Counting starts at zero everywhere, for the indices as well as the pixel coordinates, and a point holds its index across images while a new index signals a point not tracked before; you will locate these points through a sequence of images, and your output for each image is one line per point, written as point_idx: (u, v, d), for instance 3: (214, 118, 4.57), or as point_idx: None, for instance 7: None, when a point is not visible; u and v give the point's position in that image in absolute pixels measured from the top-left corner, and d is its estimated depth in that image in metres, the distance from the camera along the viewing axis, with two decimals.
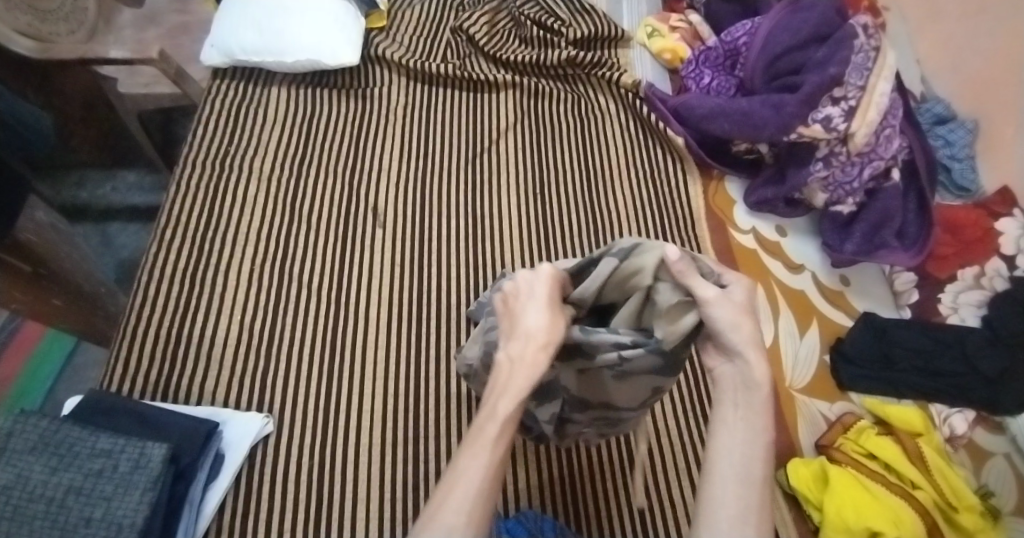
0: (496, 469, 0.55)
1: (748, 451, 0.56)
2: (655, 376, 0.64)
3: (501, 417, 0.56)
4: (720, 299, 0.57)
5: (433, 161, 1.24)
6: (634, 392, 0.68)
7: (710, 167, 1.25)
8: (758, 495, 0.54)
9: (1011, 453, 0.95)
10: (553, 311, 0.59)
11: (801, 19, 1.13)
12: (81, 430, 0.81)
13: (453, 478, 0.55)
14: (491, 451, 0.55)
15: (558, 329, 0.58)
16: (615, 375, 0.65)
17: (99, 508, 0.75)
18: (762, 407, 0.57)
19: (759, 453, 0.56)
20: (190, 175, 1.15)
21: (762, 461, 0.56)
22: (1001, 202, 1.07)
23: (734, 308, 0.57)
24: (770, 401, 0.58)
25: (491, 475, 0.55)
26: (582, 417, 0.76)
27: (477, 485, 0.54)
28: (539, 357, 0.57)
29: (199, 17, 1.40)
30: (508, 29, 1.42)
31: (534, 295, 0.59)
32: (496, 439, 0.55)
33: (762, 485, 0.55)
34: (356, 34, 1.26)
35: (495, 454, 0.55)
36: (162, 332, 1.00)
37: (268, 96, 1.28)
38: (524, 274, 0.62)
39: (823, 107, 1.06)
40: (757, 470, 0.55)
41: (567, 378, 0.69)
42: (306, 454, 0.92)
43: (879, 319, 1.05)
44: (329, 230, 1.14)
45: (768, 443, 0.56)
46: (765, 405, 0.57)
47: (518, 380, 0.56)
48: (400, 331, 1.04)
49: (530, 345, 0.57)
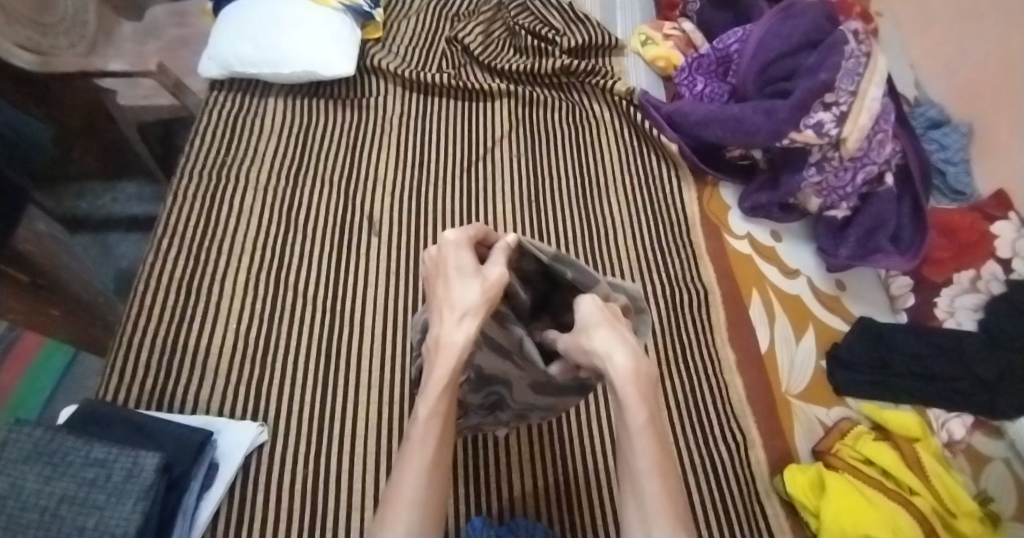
0: (434, 461, 0.61)
1: (636, 447, 0.57)
2: (562, 390, 0.72)
3: (423, 418, 0.61)
4: (570, 340, 0.62)
5: (427, 170, 1.25)
6: (534, 396, 0.75)
7: (704, 173, 1.26)
8: (654, 488, 0.56)
9: (1011, 458, 0.95)
10: (464, 278, 0.61)
11: (791, 25, 1.13)
12: (75, 439, 0.81)
13: (392, 488, 0.60)
14: (427, 453, 0.60)
15: (474, 295, 0.60)
16: (535, 386, 0.71)
17: (93, 517, 0.76)
18: (628, 399, 0.56)
19: (641, 445, 0.56)
20: (186, 185, 1.16)
21: (648, 452, 0.56)
22: (997, 205, 1.06)
23: (580, 337, 0.60)
24: (634, 386, 0.56)
25: (428, 477, 0.60)
26: (475, 399, 0.77)
27: (417, 482, 0.59)
28: (455, 340, 0.60)
29: (197, 30, 1.41)
30: (503, 38, 1.43)
31: (455, 271, 0.62)
32: (424, 440, 0.61)
33: (656, 474, 0.56)
34: (352, 45, 1.28)
35: (428, 448, 0.61)
36: (158, 341, 1.00)
37: (265, 107, 1.29)
38: (446, 251, 0.64)
39: (815, 112, 1.07)
40: (646, 464, 0.56)
41: (488, 358, 0.69)
42: (301, 462, 0.93)
43: (876, 324, 1.05)
44: (325, 238, 1.15)
45: (645, 427, 0.56)
46: (629, 395, 0.56)
47: (437, 372, 0.60)
48: (395, 340, 1.04)
49: (446, 326, 0.60)
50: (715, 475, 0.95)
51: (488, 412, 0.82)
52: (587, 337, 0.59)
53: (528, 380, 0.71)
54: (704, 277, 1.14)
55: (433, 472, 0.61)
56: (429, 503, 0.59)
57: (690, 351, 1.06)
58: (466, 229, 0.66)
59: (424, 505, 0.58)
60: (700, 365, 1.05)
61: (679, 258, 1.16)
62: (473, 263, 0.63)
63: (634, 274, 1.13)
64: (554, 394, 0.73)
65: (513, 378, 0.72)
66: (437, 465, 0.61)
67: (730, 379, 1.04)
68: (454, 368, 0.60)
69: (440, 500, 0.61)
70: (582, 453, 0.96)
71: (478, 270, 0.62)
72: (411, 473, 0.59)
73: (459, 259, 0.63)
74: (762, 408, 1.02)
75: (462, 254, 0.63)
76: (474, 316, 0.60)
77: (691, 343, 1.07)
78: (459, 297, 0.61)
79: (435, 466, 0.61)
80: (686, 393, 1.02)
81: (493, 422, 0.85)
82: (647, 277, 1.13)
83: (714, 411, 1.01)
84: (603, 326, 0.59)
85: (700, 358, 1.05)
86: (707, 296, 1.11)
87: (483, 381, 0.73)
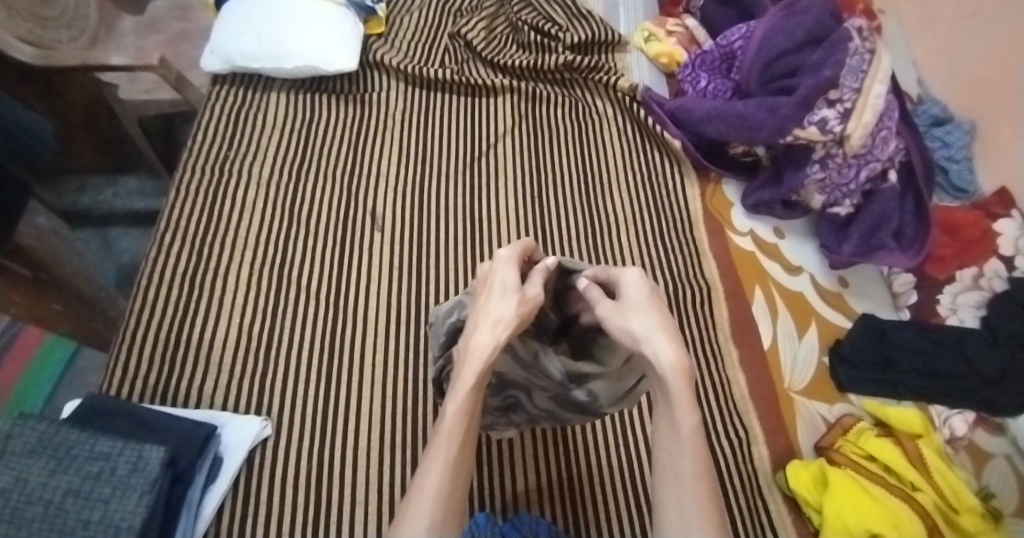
0: (458, 461, 0.62)
1: (680, 448, 0.57)
2: (580, 413, 0.78)
3: (451, 414, 0.63)
4: (612, 309, 0.64)
5: (432, 165, 1.25)
6: (554, 411, 0.80)
7: (707, 169, 1.25)
8: (695, 491, 0.56)
9: (1012, 455, 0.95)
10: (506, 292, 0.66)
11: (795, 22, 1.13)
12: (80, 434, 0.80)
13: (417, 480, 0.61)
14: (452, 448, 0.62)
15: (511, 308, 0.65)
16: (556, 403, 0.77)
17: (97, 511, 0.75)
18: (679, 398, 0.57)
19: (687, 446, 0.57)
20: (189, 180, 1.16)
21: (693, 456, 0.57)
22: (999, 203, 1.06)
23: (622, 309, 0.63)
24: (685, 386, 0.58)
25: (452, 472, 0.61)
26: (492, 402, 0.81)
27: (442, 479, 0.60)
28: (484, 344, 0.63)
29: (198, 24, 1.41)
30: (506, 34, 1.43)
31: (500, 283, 0.67)
32: (450, 436, 0.62)
33: (699, 477, 0.56)
34: (355, 40, 1.27)
35: (454, 447, 0.62)
36: (161, 335, 1.00)
37: (267, 102, 1.28)
38: (496, 263, 0.69)
39: (819, 109, 1.07)
40: (690, 466, 0.57)
41: (508, 366, 0.74)
42: (306, 454, 0.93)
43: (878, 320, 1.05)
44: (328, 232, 1.14)
45: (693, 430, 0.57)
46: (680, 393, 0.57)
47: (466, 372, 0.63)
48: (399, 335, 1.04)
49: (480, 331, 0.64)
50: (718, 471, 0.95)
51: (501, 414, 0.83)
52: (631, 317, 0.62)
53: (548, 394, 0.76)
54: (707, 273, 1.14)
55: (457, 467, 0.62)
56: (452, 498, 0.60)
57: (694, 348, 1.06)
58: (516, 246, 0.71)
59: (447, 499, 0.59)
60: (703, 361, 1.05)
61: (682, 255, 1.15)
62: (516, 278, 0.67)
63: (637, 271, 1.13)
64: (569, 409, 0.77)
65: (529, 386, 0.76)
66: (460, 460, 0.62)
67: (733, 375, 1.04)
68: (482, 369, 0.63)
69: (462, 495, 0.62)
70: (586, 450, 0.95)
71: (519, 286, 0.66)
72: (437, 467, 0.61)
73: (505, 273, 0.67)
74: (765, 404, 1.02)
75: (508, 267, 0.68)
76: (506, 326, 0.64)
77: (694, 339, 1.07)
78: (497, 308, 0.65)
79: (458, 461, 0.62)
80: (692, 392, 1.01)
81: (507, 423, 0.86)
82: (650, 273, 1.12)
83: (717, 407, 1.01)
84: (647, 312, 0.62)
85: (703, 354, 1.05)
86: (709, 291, 1.11)
87: (500, 385, 0.78)
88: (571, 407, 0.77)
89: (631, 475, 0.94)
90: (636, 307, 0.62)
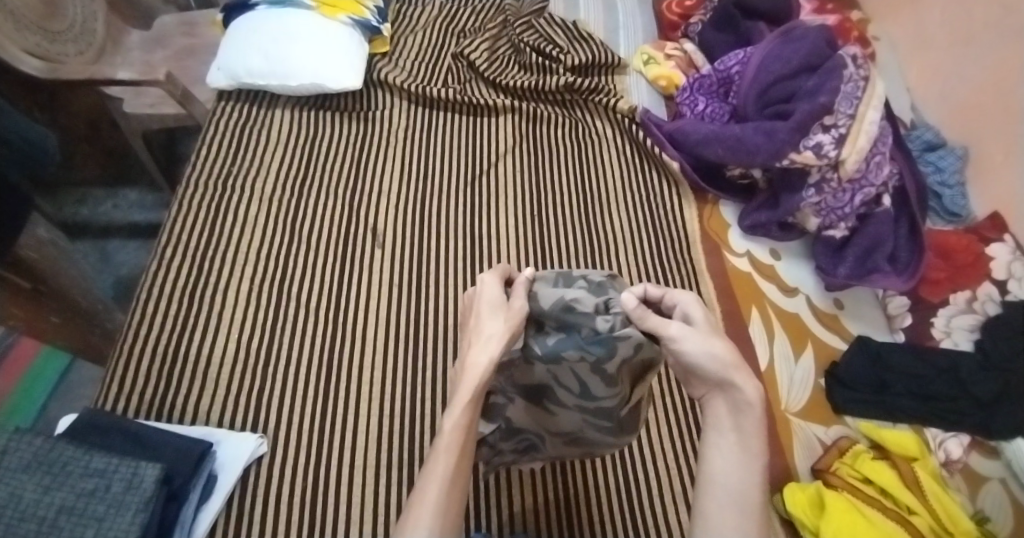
0: (455, 473, 0.62)
1: (743, 472, 0.60)
2: (590, 446, 0.78)
3: (449, 427, 0.63)
4: (685, 333, 0.62)
5: (433, 183, 1.26)
6: (566, 450, 0.81)
7: (704, 191, 1.27)
8: (754, 513, 0.58)
9: (1007, 478, 0.95)
10: (496, 310, 0.66)
11: (791, 49, 1.17)
12: (76, 449, 0.80)
13: (417, 488, 0.62)
14: (450, 458, 0.62)
15: (501, 324, 0.64)
16: (565, 441, 0.78)
17: (91, 528, 0.75)
18: (752, 426, 0.60)
19: (753, 471, 0.60)
20: (192, 194, 1.17)
21: (757, 481, 0.60)
22: (992, 227, 1.07)
23: (697, 335, 0.61)
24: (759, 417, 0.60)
25: (450, 481, 0.62)
26: (507, 444, 0.80)
27: (442, 491, 0.61)
28: (480, 361, 0.63)
29: (204, 40, 1.43)
30: (508, 55, 1.45)
31: (488, 303, 0.66)
32: (449, 446, 0.62)
33: (758, 500, 0.59)
34: (359, 59, 1.29)
35: (455, 459, 0.62)
36: (158, 351, 1.00)
37: (271, 119, 1.30)
38: (479, 285, 0.68)
39: (814, 134, 1.09)
40: (753, 491, 0.59)
41: (521, 409, 0.74)
42: (300, 476, 0.92)
43: (874, 343, 1.06)
44: (329, 249, 1.15)
45: (762, 459, 0.60)
46: (756, 423, 0.60)
47: (464, 387, 0.63)
48: (396, 354, 1.04)
49: (476, 349, 0.63)
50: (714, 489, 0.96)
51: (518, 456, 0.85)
52: (703, 337, 0.61)
53: (557, 436, 0.77)
54: (704, 292, 1.14)
55: (455, 477, 0.62)
56: (451, 505, 0.61)
57: None
58: (497, 270, 0.70)
59: (445, 509, 0.60)
60: None
61: (679, 274, 1.17)
62: (500, 297, 0.67)
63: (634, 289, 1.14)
64: (582, 445, 0.78)
65: (541, 433, 0.77)
66: (459, 467, 0.63)
67: None
68: (482, 382, 0.63)
69: (459, 504, 0.62)
70: (582, 472, 0.95)
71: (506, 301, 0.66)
72: (437, 477, 0.61)
73: (491, 292, 0.67)
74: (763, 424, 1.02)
75: (492, 287, 0.67)
76: (497, 341, 0.63)
77: None
78: (488, 325, 0.65)
79: (457, 468, 0.62)
80: (687, 406, 1.03)
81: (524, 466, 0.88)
82: None
83: None
84: (715, 337, 0.62)
85: None
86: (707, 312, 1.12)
87: (515, 429, 0.78)
88: (586, 443, 0.78)
89: (631, 508, 0.93)
90: (708, 329, 0.62)
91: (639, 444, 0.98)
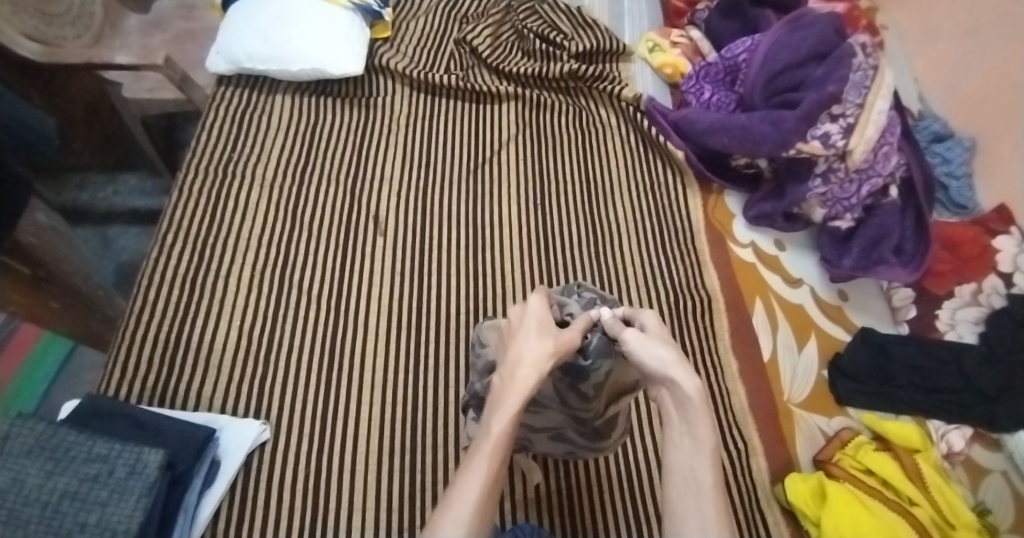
0: (487, 493, 0.56)
1: (696, 465, 0.57)
2: (574, 445, 0.80)
3: (493, 433, 0.58)
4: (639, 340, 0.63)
5: (436, 170, 1.25)
6: (552, 448, 0.82)
7: (709, 180, 1.26)
8: (714, 501, 0.56)
9: (1009, 471, 0.95)
10: (546, 325, 0.63)
11: (800, 37, 1.16)
12: (78, 435, 0.80)
13: (440, 508, 0.55)
14: (480, 476, 0.56)
15: (548, 343, 0.61)
16: (553, 438, 0.79)
17: (94, 513, 0.75)
18: (698, 414, 0.58)
19: (706, 459, 0.57)
20: (192, 180, 1.16)
21: (711, 469, 0.57)
22: (999, 219, 1.06)
23: (648, 338, 0.63)
24: (703, 403, 0.59)
25: (481, 501, 0.55)
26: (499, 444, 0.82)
27: (470, 510, 0.54)
28: (530, 375, 0.59)
29: (205, 24, 1.41)
30: (512, 41, 1.43)
31: (532, 319, 0.63)
32: (490, 456, 0.57)
33: (716, 490, 0.56)
34: (361, 44, 1.27)
35: (487, 477, 0.56)
36: (160, 337, 0.99)
37: (271, 104, 1.28)
38: (525, 306, 0.65)
39: (823, 123, 1.08)
40: (709, 478, 0.57)
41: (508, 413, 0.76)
42: (303, 463, 0.92)
43: (878, 335, 1.06)
44: (331, 237, 1.14)
45: (712, 447, 0.58)
46: (699, 413, 0.58)
47: (510, 396, 0.59)
48: (399, 343, 1.03)
49: (521, 365, 0.60)
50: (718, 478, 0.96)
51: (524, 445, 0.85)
52: (655, 345, 0.62)
53: (545, 433, 0.78)
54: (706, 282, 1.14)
55: (488, 495, 0.56)
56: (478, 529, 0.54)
57: (698, 356, 1.06)
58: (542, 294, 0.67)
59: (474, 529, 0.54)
60: (704, 373, 1.04)
61: (683, 265, 1.16)
62: (547, 317, 0.64)
63: (638, 280, 1.13)
64: (567, 443, 0.79)
65: (527, 433, 0.79)
66: (489, 487, 0.56)
67: (732, 386, 1.04)
68: (529, 393, 0.59)
69: (489, 523, 0.56)
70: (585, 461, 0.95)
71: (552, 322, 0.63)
72: (468, 493, 0.55)
73: (538, 311, 0.64)
74: (764, 416, 1.02)
75: (539, 306, 0.64)
76: (545, 358, 0.60)
77: (695, 350, 1.06)
78: (533, 343, 0.61)
79: (488, 488, 0.56)
80: None
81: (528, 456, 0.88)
82: (651, 282, 1.13)
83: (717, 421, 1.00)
84: (664, 342, 0.63)
85: (705, 368, 1.05)
86: (710, 302, 1.12)
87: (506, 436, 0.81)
88: (570, 441, 0.79)
89: (633, 499, 0.93)
90: (657, 336, 0.63)
91: (643, 435, 0.99)
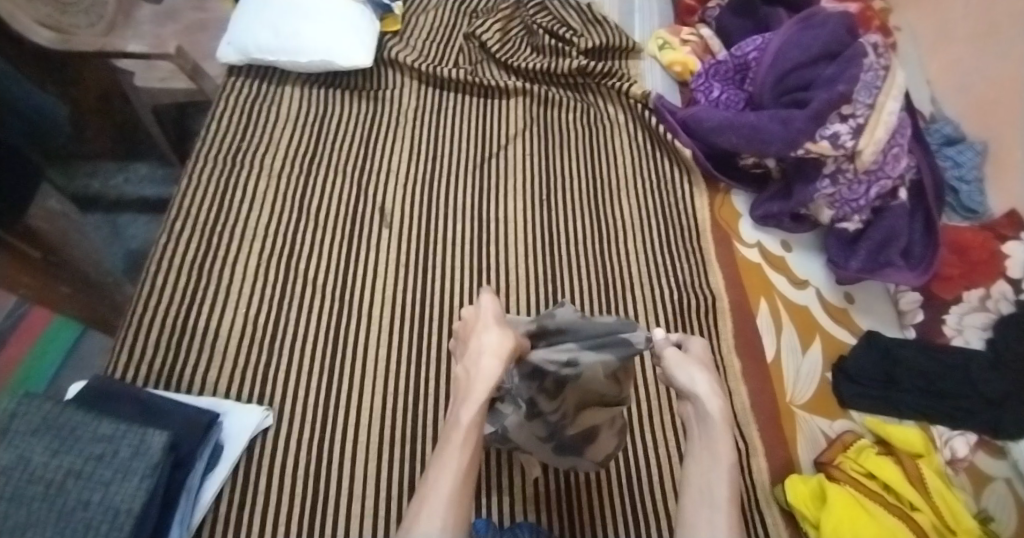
0: (465, 473, 0.64)
1: (711, 477, 0.63)
2: (575, 457, 0.79)
3: (464, 425, 0.66)
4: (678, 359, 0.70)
5: (441, 164, 1.25)
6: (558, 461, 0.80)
7: (716, 180, 1.26)
8: (726, 513, 0.60)
9: (1011, 478, 0.94)
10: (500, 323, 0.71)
11: (811, 36, 1.15)
12: (84, 415, 0.81)
13: (425, 489, 0.63)
14: (457, 459, 0.64)
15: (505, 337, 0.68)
16: (555, 450, 0.77)
17: (98, 492, 0.75)
18: (717, 431, 0.65)
19: (722, 473, 0.63)
20: (202, 168, 1.17)
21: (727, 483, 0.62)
22: (1009, 225, 1.04)
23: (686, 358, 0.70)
24: (724, 424, 0.65)
25: (461, 480, 0.64)
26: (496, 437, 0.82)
27: (449, 489, 0.62)
28: (493, 367, 0.66)
29: (217, 15, 1.43)
30: (520, 37, 1.43)
31: (486, 317, 0.71)
32: (462, 446, 0.65)
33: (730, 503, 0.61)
34: (369, 37, 1.28)
35: (463, 459, 0.65)
36: (167, 322, 1.00)
37: (282, 95, 1.29)
38: (478, 305, 0.74)
39: (832, 124, 1.07)
40: (724, 491, 0.62)
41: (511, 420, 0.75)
42: (304, 450, 0.92)
43: (883, 338, 1.05)
44: (336, 228, 1.14)
45: (730, 461, 0.63)
46: (719, 429, 0.65)
47: (475, 389, 0.67)
48: (403, 334, 1.04)
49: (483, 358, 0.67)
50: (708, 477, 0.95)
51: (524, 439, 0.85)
52: (694, 367, 0.69)
53: (545, 443, 0.76)
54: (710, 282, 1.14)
55: (465, 476, 0.64)
56: (459, 504, 0.62)
57: None
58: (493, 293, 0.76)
59: (456, 505, 0.62)
60: None
61: (688, 264, 1.15)
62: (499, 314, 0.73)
63: (642, 278, 1.13)
64: (568, 456, 0.78)
65: (526, 442, 0.77)
66: (466, 468, 0.64)
67: (734, 387, 1.03)
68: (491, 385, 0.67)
69: (468, 501, 0.64)
70: None
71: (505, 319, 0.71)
72: (448, 473, 0.63)
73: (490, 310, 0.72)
74: (766, 419, 1.01)
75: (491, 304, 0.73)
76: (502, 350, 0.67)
77: None
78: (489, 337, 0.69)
79: (465, 468, 0.64)
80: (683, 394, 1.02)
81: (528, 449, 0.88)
82: (655, 281, 1.13)
83: None
84: (700, 365, 0.70)
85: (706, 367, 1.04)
86: (714, 301, 1.11)
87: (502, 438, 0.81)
88: (572, 452, 0.77)
89: (632, 496, 0.93)
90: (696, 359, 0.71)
91: (643, 432, 0.98)
